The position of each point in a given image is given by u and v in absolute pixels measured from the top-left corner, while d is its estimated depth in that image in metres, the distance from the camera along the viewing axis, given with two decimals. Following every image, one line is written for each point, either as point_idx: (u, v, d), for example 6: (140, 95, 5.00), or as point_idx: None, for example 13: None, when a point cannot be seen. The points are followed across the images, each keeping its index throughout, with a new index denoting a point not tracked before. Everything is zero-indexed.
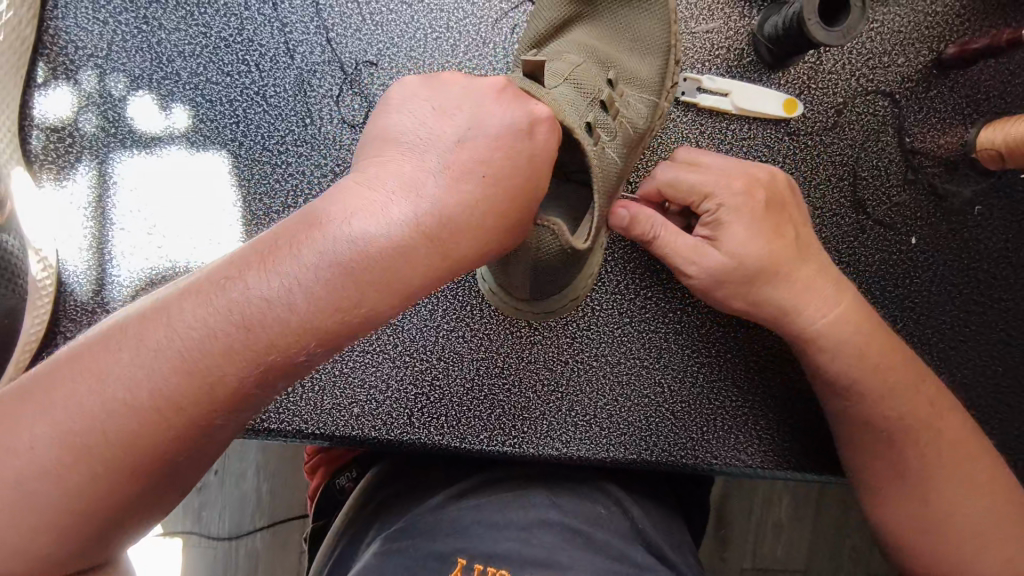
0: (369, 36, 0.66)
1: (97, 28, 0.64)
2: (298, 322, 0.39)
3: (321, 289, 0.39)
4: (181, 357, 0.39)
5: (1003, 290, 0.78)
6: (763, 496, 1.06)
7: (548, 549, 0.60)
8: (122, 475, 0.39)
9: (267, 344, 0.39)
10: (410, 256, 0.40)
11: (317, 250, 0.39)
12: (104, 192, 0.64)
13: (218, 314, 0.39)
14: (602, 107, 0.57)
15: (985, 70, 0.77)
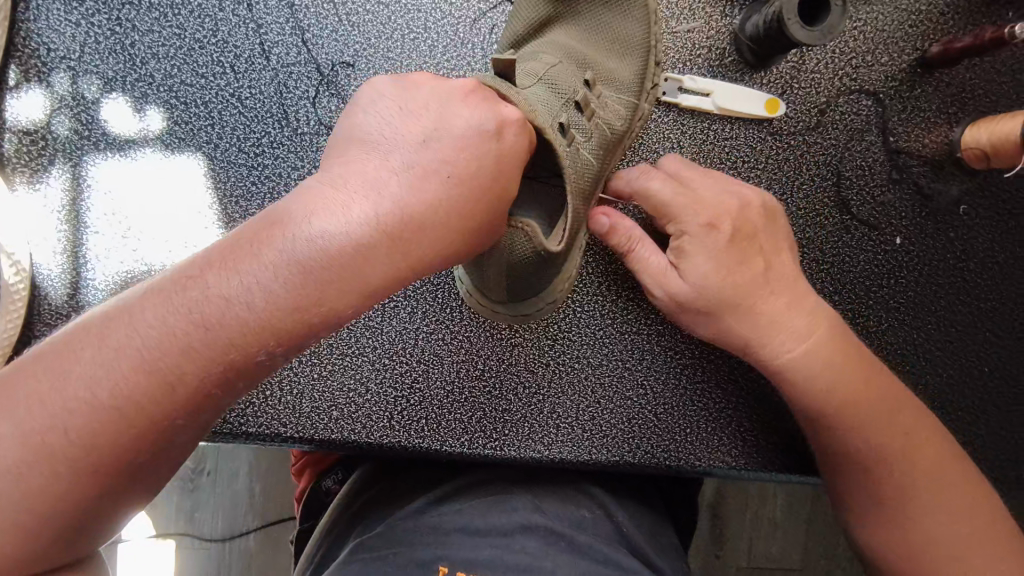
0: (345, 37, 0.65)
1: (69, 29, 0.63)
2: (257, 322, 0.39)
3: (281, 287, 0.38)
4: (143, 357, 0.39)
5: (989, 290, 0.77)
6: (757, 496, 1.05)
7: (532, 555, 0.58)
8: (89, 480, 0.39)
9: (227, 344, 0.39)
10: (370, 253, 0.40)
11: (278, 248, 0.39)
12: (79, 195, 0.63)
13: (179, 312, 0.39)
14: (577, 108, 0.56)
15: (970, 69, 0.76)
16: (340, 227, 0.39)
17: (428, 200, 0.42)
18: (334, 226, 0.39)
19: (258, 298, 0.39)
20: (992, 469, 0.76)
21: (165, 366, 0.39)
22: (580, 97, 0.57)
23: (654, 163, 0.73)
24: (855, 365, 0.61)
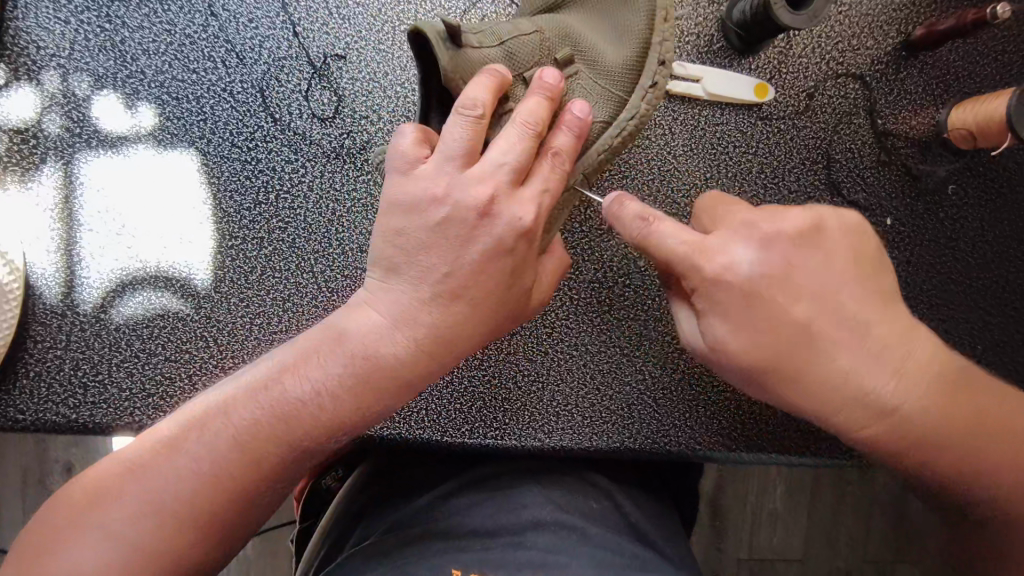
0: (336, 30, 0.65)
1: (59, 27, 0.63)
2: (326, 417, 0.52)
3: (339, 390, 0.52)
4: (236, 442, 0.51)
5: (980, 269, 0.78)
6: (758, 485, 1.06)
7: (546, 551, 0.58)
8: (190, 537, 0.49)
9: (304, 430, 0.52)
10: (410, 365, 0.53)
11: (334, 359, 0.53)
12: (71, 193, 0.63)
13: (266, 407, 0.52)
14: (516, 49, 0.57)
15: (954, 51, 0.77)
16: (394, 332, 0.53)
17: (442, 309, 0.52)
18: (384, 347, 0.53)
19: (319, 399, 0.52)
20: None
21: (267, 441, 0.51)
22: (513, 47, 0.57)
23: (646, 149, 0.74)
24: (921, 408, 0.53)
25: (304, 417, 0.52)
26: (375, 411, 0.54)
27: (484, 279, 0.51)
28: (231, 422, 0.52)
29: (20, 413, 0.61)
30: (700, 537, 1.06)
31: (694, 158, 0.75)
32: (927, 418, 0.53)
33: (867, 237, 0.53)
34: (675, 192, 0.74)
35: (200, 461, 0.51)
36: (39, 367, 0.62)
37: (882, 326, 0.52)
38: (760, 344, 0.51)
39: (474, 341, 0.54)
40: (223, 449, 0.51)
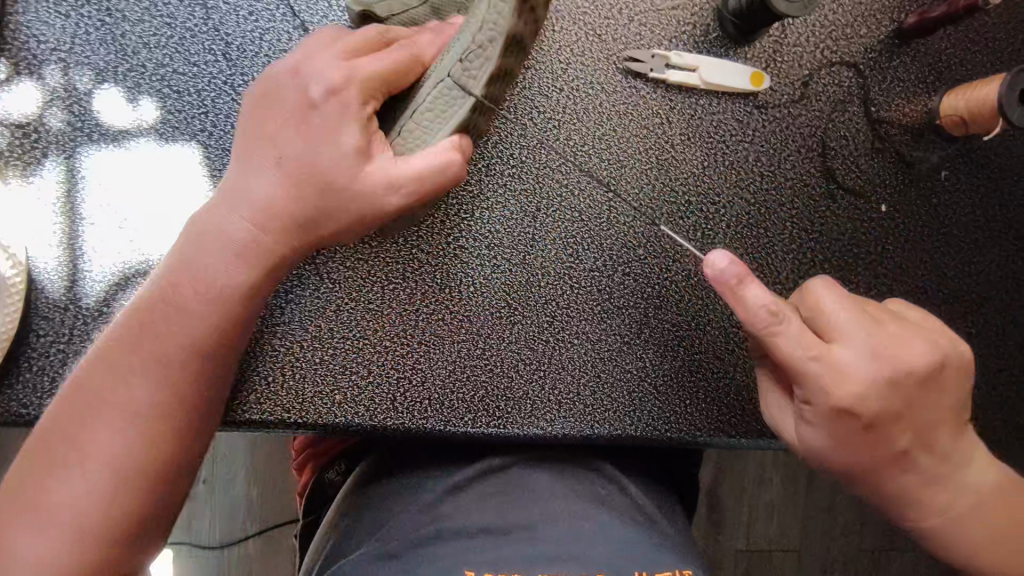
0: (336, 23, 0.66)
1: (59, 21, 0.63)
2: (214, 308, 0.57)
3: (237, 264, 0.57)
4: (158, 357, 0.56)
5: (974, 253, 0.79)
6: (756, 476, 1.09)
7: (556, 544, 0.63)
8: (150, 471, 0.54)
9: (197, 334, 0.57)
10: (271, 242, 0.58)
11: (228, 244, 0.57)
12: (73, 187, 0.63)
13: (152, 322, 0.56)
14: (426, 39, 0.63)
15: (947, 38, 0.78)
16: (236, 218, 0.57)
17: (267, 215, 0.57)
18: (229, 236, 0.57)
19: (202, 291, 0.57)
20: (981, 428, 0.79)
21: (153, 345, 0.56)
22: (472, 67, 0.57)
23: (644, 138, 0.75)
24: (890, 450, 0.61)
25: (184, 315, 0.57)
26: (235, 287, 0.58)
27: (301, 184, 0.56)
28: (131, 342, 0.56)
29: (25, 408, 0.61)
30: (700, 527, 1.08)
31: (691, 147, 0.75)
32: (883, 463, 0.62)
33: (936, 325, 0.65)
34: (672, 181, 0.75)
35: (136, 371, 0.55)
36: (42, 361, 0.62)
37: (881, 405, 0.59)
38: (852, 449, 0.61)
39: (300, 201, 0.57)
40: (133, 363, 0.55)
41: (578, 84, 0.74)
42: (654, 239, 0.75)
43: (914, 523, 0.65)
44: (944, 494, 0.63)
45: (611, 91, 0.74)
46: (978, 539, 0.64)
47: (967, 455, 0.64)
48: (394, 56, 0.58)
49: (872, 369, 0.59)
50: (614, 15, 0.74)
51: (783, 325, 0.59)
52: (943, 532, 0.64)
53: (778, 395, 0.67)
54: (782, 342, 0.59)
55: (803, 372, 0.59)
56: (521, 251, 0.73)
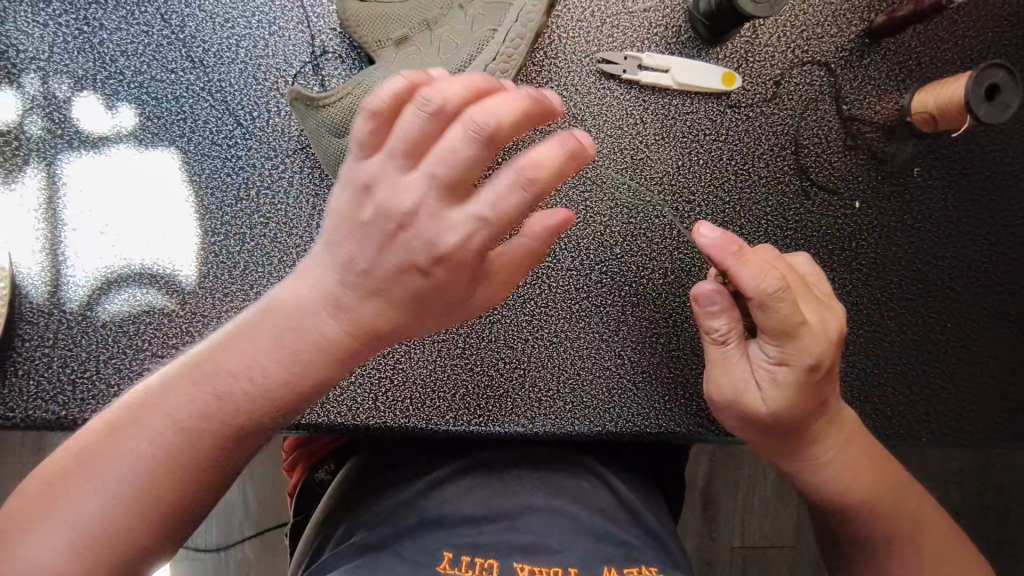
0: (311, 30, 0.67)
1: (37, 30, 0.64)
2: (260, 399, 0.50)
3: (285, 363, 0.50)
4: (186, 422, 0.48)
5: (946, 248, 0.81)
6: (749, 474, 1.11)
7: (536, 535, 0.60)
8: (155, 521, 0.47)
9: (239, 413, 0.50)
10: (347, 349, 0.51)
11: (282, 329, 0.50)
12: (54, 193, 0.64)
13: (209, 394, 0.49)
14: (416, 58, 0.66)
15: (915, 37, 0.79)
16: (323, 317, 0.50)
17: (345, 310, 0.50)
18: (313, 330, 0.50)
19: (260, 380, 0.49)
20: (959, 421, 0.81)
21: (213, 424, 0.49)
22: (500, 80, 0.62)
23: (619, 139, 0.76)
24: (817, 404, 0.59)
25: (247, 403, 0.49)
26: (295, 389, 0.50)
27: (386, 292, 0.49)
28: (172, 408, 0.48)
29: (9, 412, 0.62)
30: (692, 524, 1.11)
31: (666, 147, 0.77)
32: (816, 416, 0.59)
33: (820, 274, 0.64)
34: (647, 180, 0.77)
35: (179, 421, 0.48)
36: (27, 365, 0.62)
37: (831, 352, 0.56)
38: (799, 395, 0.57)
39: (381, 317, 0.50)
40: (175, 427, 0.48)
41: (552, 87, 0.75)
42: (630, 238, 0.76)
43: (815, 476, 0.61)
44: (821, 448, 0.61)
45: (585, 92, 0.76)
46: (857, 497, 0.60)
47: (839, 413, 0.62)
48: (505, 195, 0.43)
49: (818, 320, 0.56)
50: (586, 18, 0.76)
51: (732, 339, 0.58)
52: (824, 481, 0.61)
53: (738, 351, 0.59)
54: (754, 313, 0.54)
55: (776, 322, 0.53)
56: None
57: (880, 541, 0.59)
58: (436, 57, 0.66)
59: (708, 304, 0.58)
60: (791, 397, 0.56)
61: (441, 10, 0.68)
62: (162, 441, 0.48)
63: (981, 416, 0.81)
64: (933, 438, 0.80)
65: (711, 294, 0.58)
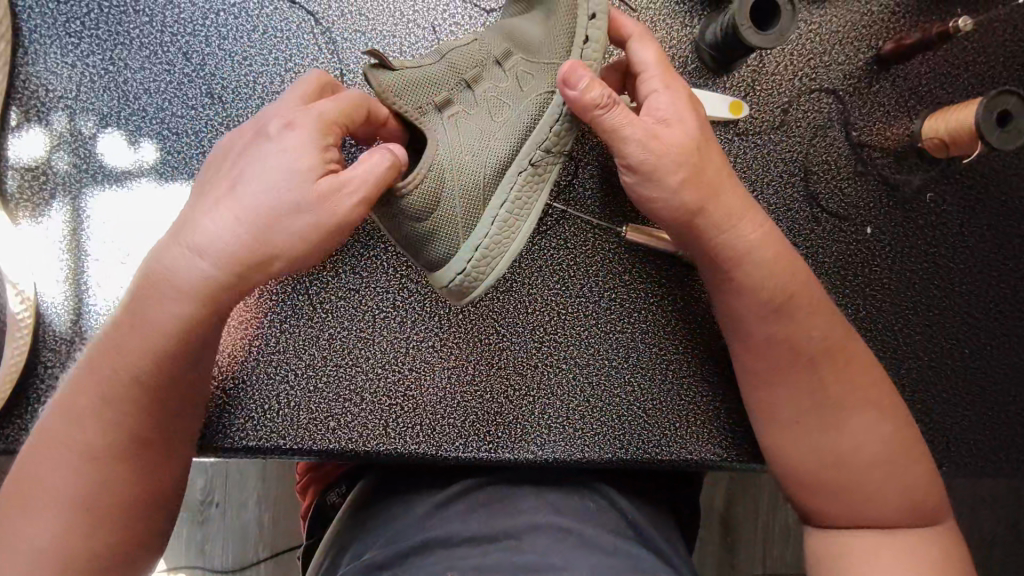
0: (325, 65, 0.70)
1: (66, 71, 0.67)
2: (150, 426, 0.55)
3: (217, 244, 0.51)
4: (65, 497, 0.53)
5: (962, 274, 0.80)
6: (769, 502, 1.10)
7: (542, 560, 0.61)
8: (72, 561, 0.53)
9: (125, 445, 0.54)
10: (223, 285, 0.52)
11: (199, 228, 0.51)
12: (78, 225, 0.67)
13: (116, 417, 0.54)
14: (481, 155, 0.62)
15: (925, 63, 0.79)
16: (188, 268, 0.51)
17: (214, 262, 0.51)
18: (177, 275, 0.51)
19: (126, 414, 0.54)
20: (981, 448, 0.79)
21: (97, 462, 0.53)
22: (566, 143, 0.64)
23: None
24: (776, 278, 0.63)
25: (142, 348, 0.53)
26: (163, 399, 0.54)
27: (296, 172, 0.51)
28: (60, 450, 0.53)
29: (32, 437, 0.63)
30: (711, 552, 1.10)
31: None
32: (782, 287, 0.63)
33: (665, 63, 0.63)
34: None
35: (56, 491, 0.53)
36: (49, 392, 0.64)
37: (750, 225, 0.62)
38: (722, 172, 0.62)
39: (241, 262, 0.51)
40: (110, 412, 0.53)
41: None
42: (639, 265, 0.77)
43: (728, 280, 0.64)
44: (739, 232, 0.62)
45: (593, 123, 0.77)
46: (768, 295, 0.63)
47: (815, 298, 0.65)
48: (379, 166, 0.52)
49: (695, 126, 0.60)
50: None
51: (607, 109, 0.57)
52: (735, 288, 0.63)
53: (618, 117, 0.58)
54: (638, 53, 0.63)
55: (626, 145, 0.58)
56: (509, 279, 0.75)
57: (793, 349, 0.64)
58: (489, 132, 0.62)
59: (578, 85, 0.57)
60: (689, 119, 0.60)
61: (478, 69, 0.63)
62: (81, 431, 0.53)
63: (1004, 442, 0.79)
64: (954, 467, 0.78)
65: (566, 79, 0.57)
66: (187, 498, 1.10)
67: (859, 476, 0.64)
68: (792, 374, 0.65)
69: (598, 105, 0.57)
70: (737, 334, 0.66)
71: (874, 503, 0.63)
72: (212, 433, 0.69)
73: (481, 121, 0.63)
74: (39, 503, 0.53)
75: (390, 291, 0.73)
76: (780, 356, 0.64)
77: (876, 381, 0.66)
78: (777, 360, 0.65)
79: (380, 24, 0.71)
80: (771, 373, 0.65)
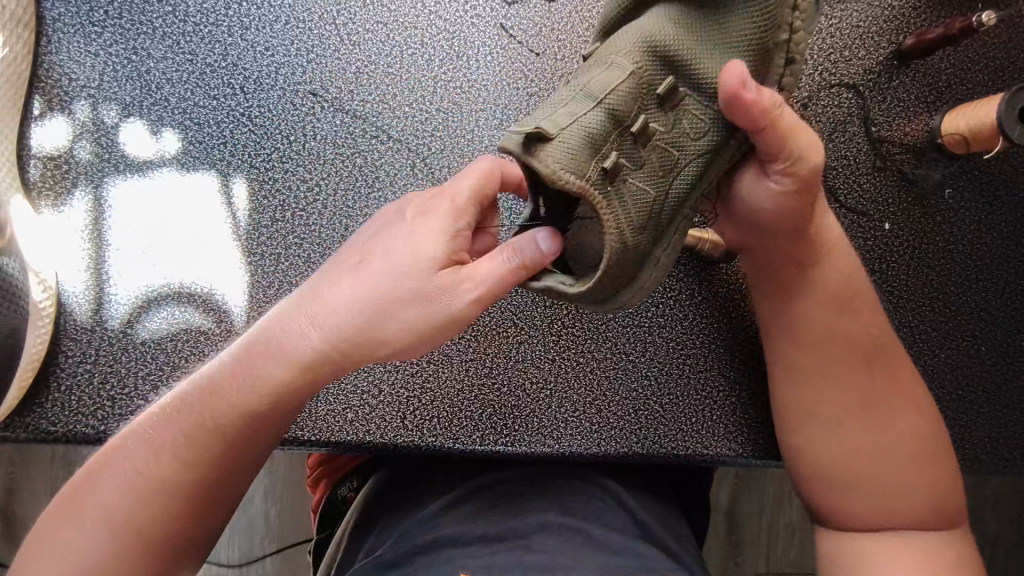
0: (347, 56, 0.70)
1: (89, 60, 0.67)
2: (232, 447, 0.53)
3: (320, 335, 0.53)
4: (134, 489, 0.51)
5: (979, 271, 0.80)
6: (775, 498, 1.10)
7: (560, 554, 0.61)
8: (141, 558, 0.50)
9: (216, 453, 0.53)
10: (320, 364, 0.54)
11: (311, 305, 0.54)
12: (100, 215, 0.67)
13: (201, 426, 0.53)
14: (635, 183, 0.56)
15: (945, 59, 0.79)
16: (303, 334, 0.54)
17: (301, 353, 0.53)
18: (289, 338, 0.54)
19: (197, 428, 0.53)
20: (996, 446, 0.79)
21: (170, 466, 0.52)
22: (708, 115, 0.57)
23: None
24: (827, 270, 0.65)
25: (233, 412, 0.53)
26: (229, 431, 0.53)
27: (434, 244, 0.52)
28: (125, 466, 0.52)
29: (52, 426, 0.63)
30: (717, 548, 1.10)
31: None
32: (839, 279, 0.65)
33: None
34: None
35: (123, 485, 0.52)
36: (70, 381, 0.64)
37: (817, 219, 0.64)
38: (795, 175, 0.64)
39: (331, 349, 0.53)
40: (178, 440, 0.53)
41: None
42: None
43: (800, 276, 0.65)
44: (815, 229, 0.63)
45: None
46: (826, 286, 0.65)
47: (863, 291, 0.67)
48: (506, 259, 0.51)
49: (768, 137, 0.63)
50: None
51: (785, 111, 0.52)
52: (796, 279, 0.66)
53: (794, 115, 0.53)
54: None
55: (801, 146, 0.54)
56: None
57: (849, 341, 0.65)
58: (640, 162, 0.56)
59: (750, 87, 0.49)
60: None
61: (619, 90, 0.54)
62: (160, 460, 0.52)
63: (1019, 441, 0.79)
64: (968, 465, 0.78)
65: (741, 81, 0.49)
66: None
67: (892, 471, 0.64)
68: (835, 378, 0.66)
69: (774, 107, 0.51)
70: (790, 335, 0.67)
71: (898, 501, 0.64)
72: None
73: (630, 145, 0.55)
74: (86, 522, 0.51)
75: None
76: (837, 356, 0.65)
77: (913, 384, 0.67)
78: (838, 360, 0.65)
79: (401, 15, 0.71)
80: (817, 375, 0.66)
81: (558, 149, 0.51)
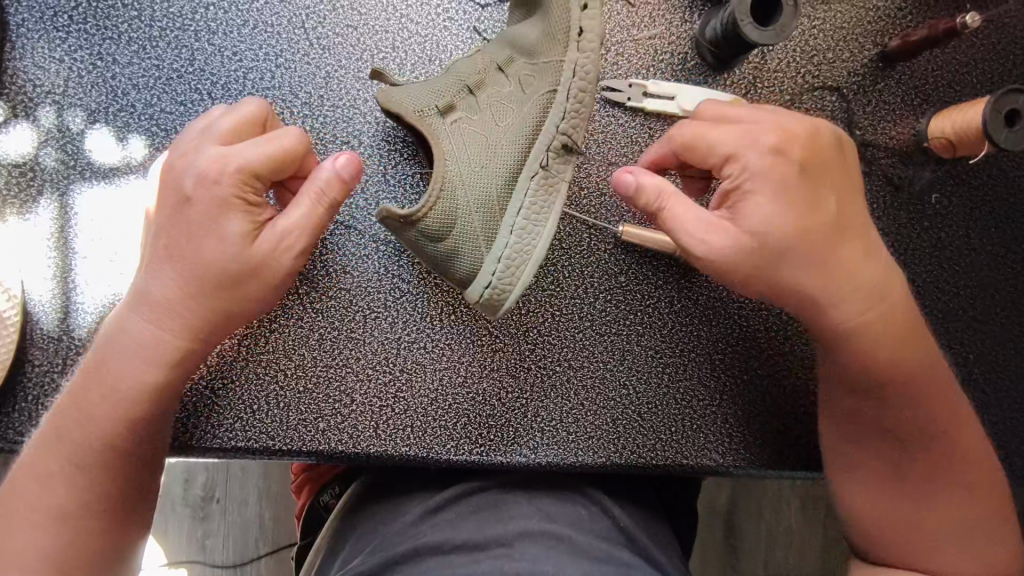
0: (316, 61, 0.69)
1: (53, 65, 0.66)
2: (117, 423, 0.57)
3: (163, 309, 0.56)
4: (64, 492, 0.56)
5: (968, 277, 0.78)
6: (771, 502, 1.08)
7: (534, 561, 0.60)
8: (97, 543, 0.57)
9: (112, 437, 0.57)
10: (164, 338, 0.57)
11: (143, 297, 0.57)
12: (66, 222, 0.66)
13: (91, 417, 0.56)
14: (452, 141, 0.62)
15: (931, 60, 0.78)
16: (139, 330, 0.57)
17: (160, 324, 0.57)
18: (127, 337, 0.57)
19: (100, 423, 0.56)
20: None
21: (85, 455, 0.56)
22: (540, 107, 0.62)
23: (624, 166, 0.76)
24: (868, 349, 0.59)
25: (110, 399, 0.57)
26: (116, 408, 0.57)
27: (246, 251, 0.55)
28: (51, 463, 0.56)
29: (20, 436, 0.63)
30: (712, 554, 1.09)
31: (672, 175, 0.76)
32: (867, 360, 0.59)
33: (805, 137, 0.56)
34: None
35: (54, 490, 0.56)
36: (36, 391, 0.63)
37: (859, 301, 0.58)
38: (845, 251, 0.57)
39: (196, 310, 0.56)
40: (55, 471, 0.56)
41: None
42: (635, 266, 0.76)
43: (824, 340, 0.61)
44: (846, 316, 0.57)
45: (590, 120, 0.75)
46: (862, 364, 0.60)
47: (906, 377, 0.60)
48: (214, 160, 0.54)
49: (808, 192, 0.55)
50: None
51: (668, 202, 0.56)
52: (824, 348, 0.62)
53: (682, 201, 0.56)
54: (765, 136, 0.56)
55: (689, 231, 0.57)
56: None
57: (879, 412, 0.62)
58: (496, 124, 0.63)
59: (627, 188, 0.57)
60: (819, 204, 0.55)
61: (482, 74, 0.64)
62: (55, 492, 0.56)
63: (1008, 448, 0.78)
64: None
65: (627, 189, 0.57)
66: (187, 494, 1.09)
67: (917, 531, 0.62)
68: (861, 451, 0.64)
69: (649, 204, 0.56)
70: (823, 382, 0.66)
71: (914, 553, 0.62)
72: (201, 434, 0.68)
73: (468, 106, 0.63)
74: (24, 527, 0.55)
75: (382, 290, 0.72)
76: (870, 427, 0.63)
77: (973, 444, 0.62)
78: (869, 433, 0.63)
79: (372, 19, 0.70)
80: (851, 445, 0.65)
81: (391, 92, 0.62)
